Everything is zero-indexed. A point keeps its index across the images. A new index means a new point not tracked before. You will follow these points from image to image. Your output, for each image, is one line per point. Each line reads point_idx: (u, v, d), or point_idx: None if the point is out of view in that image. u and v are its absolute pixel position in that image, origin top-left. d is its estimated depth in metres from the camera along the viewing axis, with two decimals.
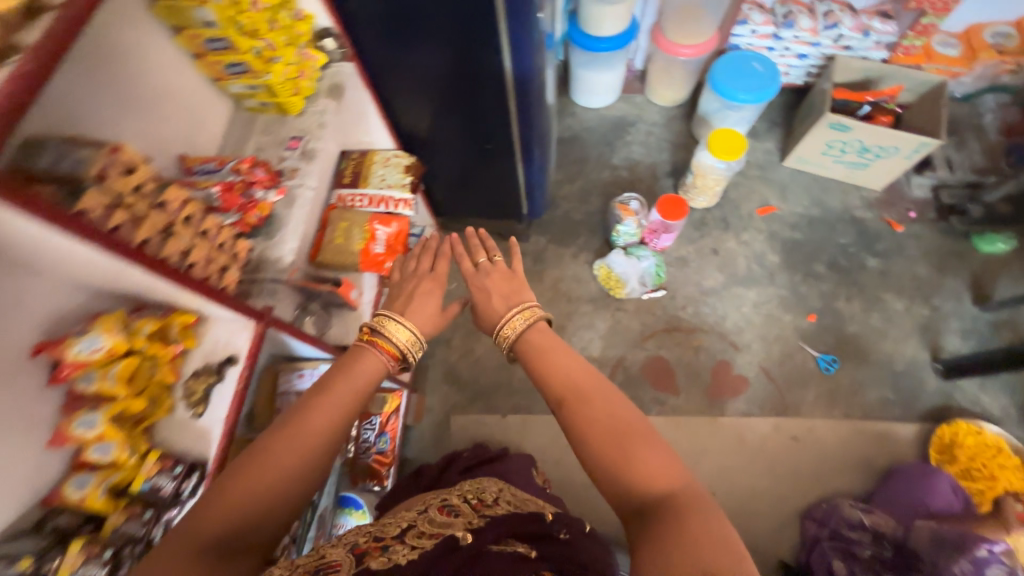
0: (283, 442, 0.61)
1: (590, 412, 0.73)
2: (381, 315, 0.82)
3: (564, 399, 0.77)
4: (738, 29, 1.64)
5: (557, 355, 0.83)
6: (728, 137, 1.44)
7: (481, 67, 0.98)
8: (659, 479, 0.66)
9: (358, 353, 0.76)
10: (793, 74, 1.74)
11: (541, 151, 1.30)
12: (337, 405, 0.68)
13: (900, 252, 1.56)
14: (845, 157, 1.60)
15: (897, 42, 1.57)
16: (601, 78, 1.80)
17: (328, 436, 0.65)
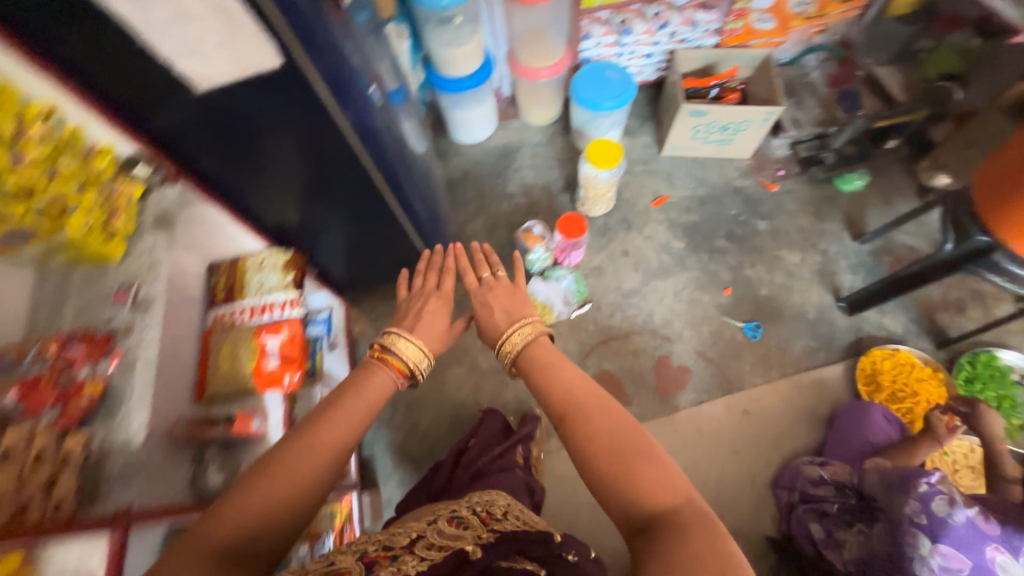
0: (296, 457, 0.71)
1: (585, 425, 0.81)
2: (397, 334, 0.94)
3: (562, 411, 0.85)
4: (584, 45, 1.73)
5: (555, 376, 0.91)
6: (602, 148, 1.49)
7: (334, 154, 0.91)
8: (663, 495, 0.71)
9: (372, 371, 0.90)
10: (646, 72, 1.86)
11: (419, 205, 1.28)
12: (341, 428, 0.78)
13: (781, 209, 1.69)
14: (711, 138, 1.71)
15: (722, 27, 1.72)
16: (474, 113, 1.81)
17: (331, 458, 0.74)
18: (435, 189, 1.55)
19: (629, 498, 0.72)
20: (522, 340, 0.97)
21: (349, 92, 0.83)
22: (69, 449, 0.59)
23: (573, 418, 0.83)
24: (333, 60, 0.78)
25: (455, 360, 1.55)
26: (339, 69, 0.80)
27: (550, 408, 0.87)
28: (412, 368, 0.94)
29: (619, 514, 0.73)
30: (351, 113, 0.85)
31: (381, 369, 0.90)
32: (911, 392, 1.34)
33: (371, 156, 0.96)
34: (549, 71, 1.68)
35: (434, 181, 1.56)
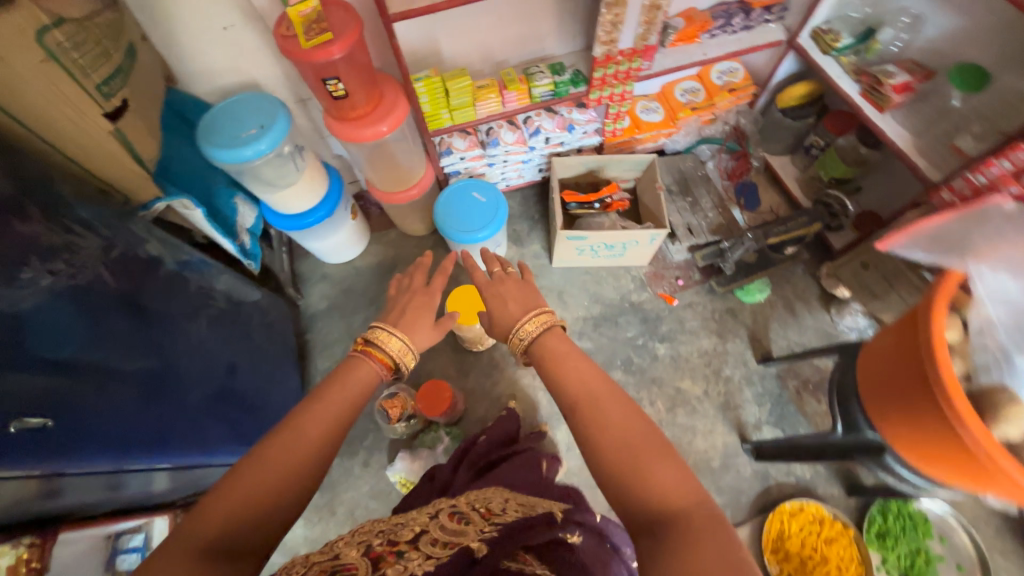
0: (280, 445, 0.58)
1: (601, 420, 0.64)
2: (383, 325, 0.78)
3: (576, 399, 0.69)
4: (446, 160, 1.45)
5: (575, 360, 0.75)
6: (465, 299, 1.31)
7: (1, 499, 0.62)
8: (672, 491, 0.56)
9: (354, 363, 0.72)
10: (527, 175, 1.63)
11: (225, 432, 1.00)
12: (329, 416, 0.63)
13: (682, 328, 1.53)
14: (599, 254, 1.52)
15: (602, 126, 1.51)
16: (332, 241, 1.55)
17: (326, 445, 0.61)
18: (273, 358, 1.28)
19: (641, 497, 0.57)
20: (538, 327, 0.81)
21: None
22: None
23: (591, 410, 0.66)
24: None
25: None
26: None
27: (562, 399, 0.71)
28: (404, 358, 0.77)
29: (622, 514, 0.59)
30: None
31: (364, 362, 0.73)
32: (821, 558, 1.20)
33: (94, 451, 0.72)
34: (417, 189, 1.42)
35: (274, 351, 1.29)
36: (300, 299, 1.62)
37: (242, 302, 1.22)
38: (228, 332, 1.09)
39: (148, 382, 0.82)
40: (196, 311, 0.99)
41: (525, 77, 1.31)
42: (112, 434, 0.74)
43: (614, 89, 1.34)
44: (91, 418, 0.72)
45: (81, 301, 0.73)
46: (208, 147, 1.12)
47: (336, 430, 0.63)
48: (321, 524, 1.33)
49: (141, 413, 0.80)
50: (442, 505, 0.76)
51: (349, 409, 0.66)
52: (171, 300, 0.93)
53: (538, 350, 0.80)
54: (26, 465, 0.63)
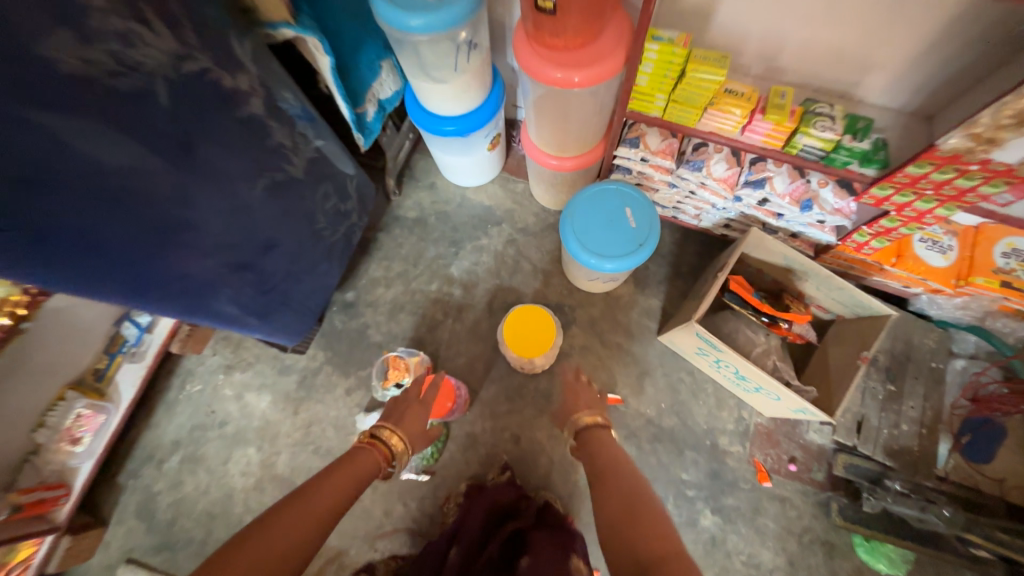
0: (289, 514, 0.68)
1: (611, 486, 0.79)
2: (388, 423, 0.91)
3: (595, 473, 0.85)
4: (623, 150, 1.07)
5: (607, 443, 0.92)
6: (535, 320, 1.19)
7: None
8: (651, 544, 0.65)
9: (361, 451, 0.86)
10: (705, 220, 1.20)
11: (238, 300, 0.96)
12: (333, 496, 0.74)
13: (750, 518, 1.12)
14: (719, 371, 1.12)
15: (851, 230, 1.01)
16: (455, 162, 1.32)
17: (324, 525, 0.70)
18: (325, 248, 1.15)
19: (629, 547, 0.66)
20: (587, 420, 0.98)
21: None
22: None
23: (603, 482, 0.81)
24: None
25: (258, 438, 1.29)
26: None
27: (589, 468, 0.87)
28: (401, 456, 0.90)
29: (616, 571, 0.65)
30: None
31: (369, 451, 0.86)
32: None
33: (86, 276, 0.65)
34: (570, 165, 1.14)
35: (328, 240, 1.16)
36: (395, 196, 1.45)
37: (320, 178, 1.06)
38: (282, 203, 0.95)
39: (164, 228, 0.71)
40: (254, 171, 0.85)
41: (800, 111, 0.83)
42: (115, 273, 0.68)
43: (919, 202, 0.83)
44: (105, 251, 0.65)
45: (118, 117, 0.59)
46: None
47: (330, 515, 0.71)
48: (283, 413, 1.31)
49: (142, 260, 0.71)
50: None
51: (344, 496, 0.76)
52: (227, 146, 0.77)
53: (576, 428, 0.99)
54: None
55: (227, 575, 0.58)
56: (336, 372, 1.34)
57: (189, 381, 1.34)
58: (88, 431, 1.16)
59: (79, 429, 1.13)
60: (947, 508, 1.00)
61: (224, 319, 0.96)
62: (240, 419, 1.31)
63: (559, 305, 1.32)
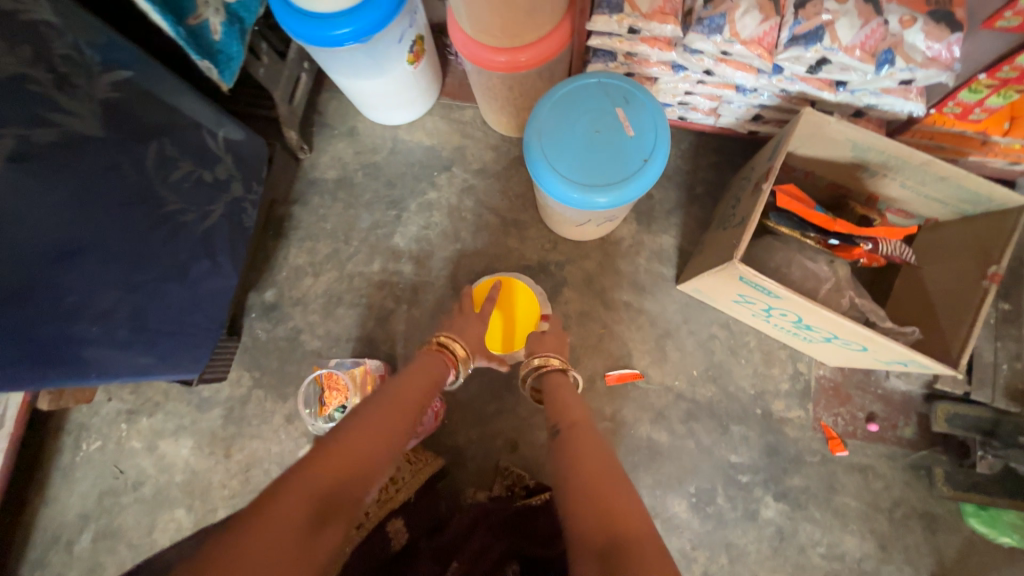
0: (383, 407, 0.55)
1: (579, 441, 0.57)
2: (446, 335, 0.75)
3: (560, 424, 0.62)
4: (601, 22, 0.71)
5: (572, 395, 0.68)
6: (518, 300, 0.92)
7: None
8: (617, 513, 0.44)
9: (428, 355, 0.71)
10: (727, 115, 0.86)
11: (111, 309, 0.67)
12: (417, 390, 0.62)
13: (825, 499, 0.87)
14: (769, 321, 0.83)
15: (949, 87, 0.68)
16: (371, 90, 0.94)
17: (416, 415, 0.59)
18: (197, 240, 0.80)
19: (594, 517, 0.44)
20: (550, 368, 0.74)
21: None
22: None
23: (569, 435, 0.59)
24: None
25: (186, 496, 1.00)
26: None
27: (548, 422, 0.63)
28: (464, 364, 0.75)
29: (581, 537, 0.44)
30: None
31: (434, 356, 0.71)
32: None
33: None
34: (524, 61, 0.78)
35: (199, 228, 0.80)
36: (305, 154, 1.08)
37: (145, 134, 0.68)
38: (66, 185, 0.59)
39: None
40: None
41: None
42: None
43: None
44: None
45: None
46: None
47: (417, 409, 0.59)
48: (213, 459, 1.01)
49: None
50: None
51: (430, 388, 0.64)
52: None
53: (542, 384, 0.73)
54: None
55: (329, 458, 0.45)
56: (270, 398, 1.03)
57: (85, 438, 1.03)
58: None
59: None
60: None
61: (93, 358, 0.68)
62: (157, 476, 1.01)
63: (542, 265, 1.00)
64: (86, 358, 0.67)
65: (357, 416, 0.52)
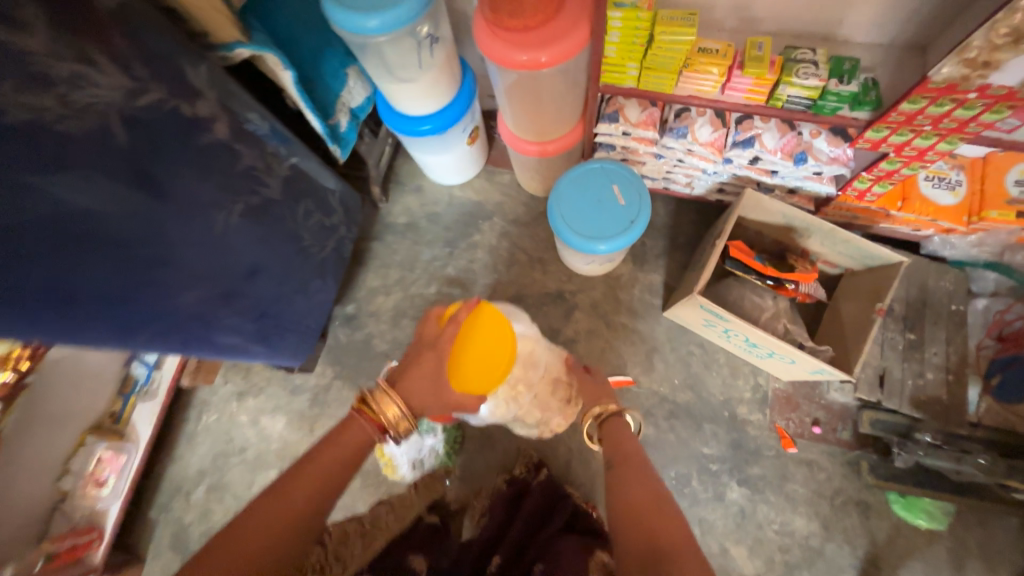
0: (287, 489, 0.65)
1: (632, 480, 0.71)
2: (387, 384, 0.78)
3: (613, 459, 0.77)
4: (603, 127, 1.04)
5: (630, 436, 0.83)
6: (485, 337, 0.81)
7: (88, 285, 0.66)
8: (668, 536, 0.60)
9: (347, 423, 0.75)
10: (698, 186, 1.16)
11: (257, 304, 0.99)
12: (331, 462, 0.70)
13: (778, 486, 1.10)
14: (729, 340, 1.10)
15: (849, 178, 0.96)
16: (437, 161, 1.29)
17: (326, 487, 0.67)
18: (315, 265, 1.15)
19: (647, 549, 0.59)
20: (608, 413, 0.87)
21: None
22: None
23: (621, 468, 0.75)
24: None
25: (279, 459, 1.30)
26: None
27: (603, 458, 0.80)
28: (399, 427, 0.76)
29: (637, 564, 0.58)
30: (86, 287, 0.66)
31: (356, 420, 0.76)
32: None
33: (152, 298, 0.76)
34: (551, 149, 1.11)
35: (317, 256, 1.15)
36: (383, 203, 1.44)
37: (300, 195, 1.04)
38: (260, 229, 0.94)
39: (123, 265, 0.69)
40: (165, 223, 0.74)
41: (780, 61, 0.80)
42: (185, 293, 0.81)
43: (917, 140, 0.79)
44: (164, 258, 0.75)
45: (72, 154, 0.59)
46: (327, 4, 0.85)
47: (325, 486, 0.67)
48: (301, 433, 1.32)
49: (67, 328, 0.69)
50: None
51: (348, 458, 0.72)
52: (122, 194, 0.66)
53: (604, 425, 0.87)
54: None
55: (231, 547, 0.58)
56: (347, 386, 1.34)
57: (205, 412, 1.36)
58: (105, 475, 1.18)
59: (102, 471, 1.17)
60: (983, 457, 0.97)
61: (224, 349, 0.98)
62: (258, 443, 1.32)
63: (560, 293, 1.30)
64: (233, 342, 0.98)
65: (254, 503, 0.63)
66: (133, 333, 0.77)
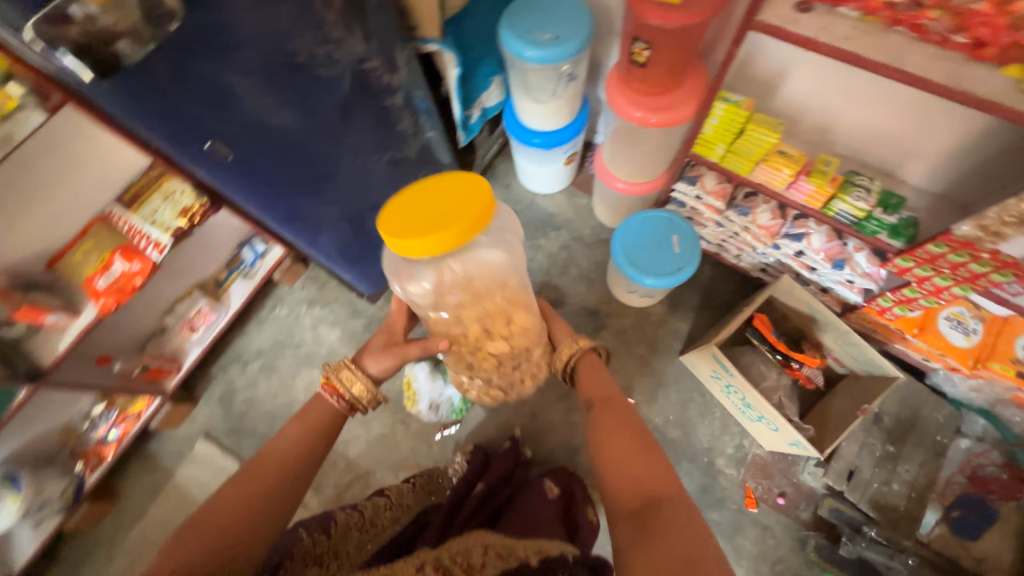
0: (257, 474, 0.78)
1: (611, 420, 0.90)
2: (343, 361, 0.97)
3: (592, 401, 0.96)
4: (682, 186, 1.23)
5: (604, 375, 1.02)
6: (448, 190, 0.80)
7: (286, 176, 0.95)
8: (647, 482, 0.74)
9: (314, 402, 0.94)
10: (745, 261, 1.33)
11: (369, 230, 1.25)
12: (294, 453, 0.84)
13: (729, 536, 1.23)
14: (728, 396, 1.24)
15: (875, 294, 1.10)
16: (533, 170, 1.52)
17: (293, 469, 0.81)
18: None
19: (627, 476, 0.77)
20: (580, 350, 1.04)
21: (178, 135, 0.79)
22: None
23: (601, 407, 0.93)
24: (183, 116, 0.76)
25: (324, 364, 1.54)
26: (189, 123, 0.77)
27: (584, 401, 0.98)
28: (358, 395, 0.95)
29: (625, 495, 0.74)
30: (285, 178, 0.96)
31: (323, 397, 0.94)
32: None
33: (313, 198, 1.05)
34: (635, 189, 1.28)
35: None
36: None
37: (426, 162, 1.30)
38: (392, 178, 1.20)
39: (303, 173, 0.97)
40: (342, 152, 1.00)
41: (841, 180, 0.99)
42: (333, 203, 1.08)
43: (937, 278, 0.93)
44: (330, 174, 1.02)
45: (315, 86, 0.84)
46: (501, 28, 1.11)
47: (290, 466, 0.81)
48: (348, 349, 1.56)
49: (259, 198, 0.99)
50: (428, 558, 0.78)
51: (306, 445, 0.86)
52: (331, 127, 0.93)
53: (578, 371, 1.04)
54: (203, 164, 0.87)
55: (228, 509, 0.70)
56: None
57: (278, 306, 1.62)
58: (196, 325, 1.44)
59: (197, 321, 1.43)
60: (912, 558, 1.10)
61: (326, 254, 1.25)
62: (311, 345, 1.57)
63: (597, 310, 1.48)
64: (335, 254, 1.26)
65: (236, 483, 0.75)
66: (289, 219, 1.08)
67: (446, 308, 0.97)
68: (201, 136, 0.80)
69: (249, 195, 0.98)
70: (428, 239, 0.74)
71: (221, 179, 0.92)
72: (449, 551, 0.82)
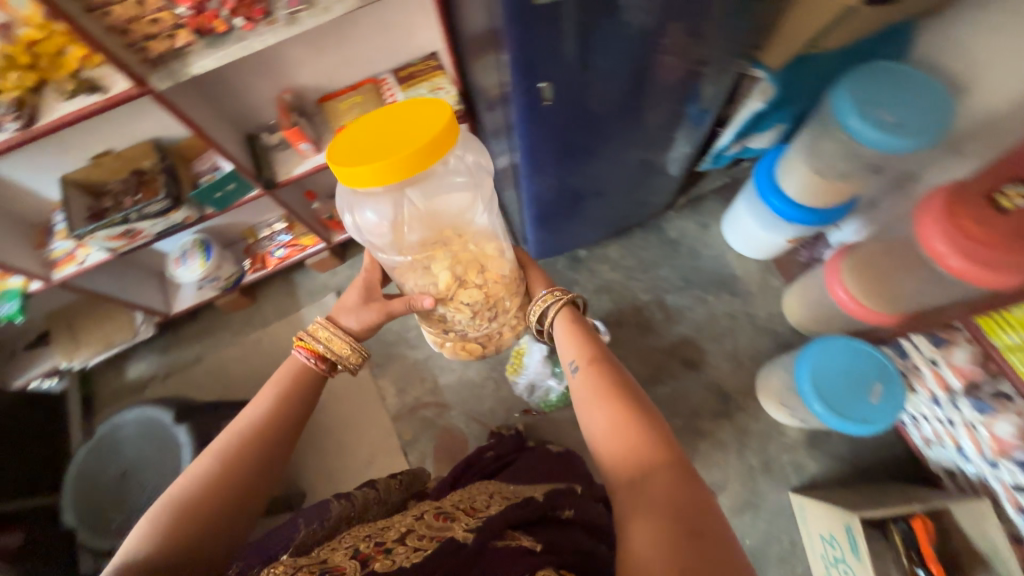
0: (234, 456, 0.67)
1: (592, 383, 0.72)
2: (322, 319, 0.83)
3: (579, 361, 0.77)
4: (921, 340, 1.08)
5: (588, 329, 0.83)
6: (408, 116, 0.66)
7: (570, 132, 0.93)
8: (643, 455, 0.59)
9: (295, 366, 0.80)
10: (933, 450, 1.15)
11: (580, 204, 1.24)
12: (277, 428, 0.72)
13: None
14: (829, 567, 1.11)
15: None
16: (749, 229, 1.39)
17: (280, 446, 0.71)
18: (610, 214, 1.36)
19: (620, 454, 0.62)
20: (555, 301, 0.87)
21: (527, 67, 0.76)
22: (176, 34, 0.85)
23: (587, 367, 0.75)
24: (546, 50, 0.74)
25: None
26: (545, 55, 0.75)
27: (568, 360, 0.79)
28: (334, 354, 0.81)
29: (621, 482, 0.59)
30: (566, 134, 0.94)
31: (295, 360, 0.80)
32: None
33: (566, 161, 1.03)
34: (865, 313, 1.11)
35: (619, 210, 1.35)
36: (673, 212, 1.57)
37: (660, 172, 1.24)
38: (631, 171, 1.18)
39: (572, 141, 0.97)
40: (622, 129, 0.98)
41: None
42: (577, 170, 1.08)
43: None
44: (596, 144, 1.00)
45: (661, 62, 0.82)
46: (840, 85, 0.97)
47: (272, 443, 0.70)
48: None
49: (529, 147, 0.96)
50: (430, 506, 0.76)
51: (292, 415, 0.74)
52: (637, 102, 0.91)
53: (559, 325, 0.85)
54: (516, 102, 0.83)
55: (199, 507, 0.62)
56: None
57: None
58: None
59: None
60: None
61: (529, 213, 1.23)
62: None
63: (729, 396, 1.37)
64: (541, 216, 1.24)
65: (214, 467, 0.65)
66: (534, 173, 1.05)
67: (409, 249, 0.84)
68: (542, 74, 0.77)
69: (524, 142, 0.95)
70: (380, 168, 0.62)
71: (512, 119, 0.90)
72: (450, 501, 0.81)
